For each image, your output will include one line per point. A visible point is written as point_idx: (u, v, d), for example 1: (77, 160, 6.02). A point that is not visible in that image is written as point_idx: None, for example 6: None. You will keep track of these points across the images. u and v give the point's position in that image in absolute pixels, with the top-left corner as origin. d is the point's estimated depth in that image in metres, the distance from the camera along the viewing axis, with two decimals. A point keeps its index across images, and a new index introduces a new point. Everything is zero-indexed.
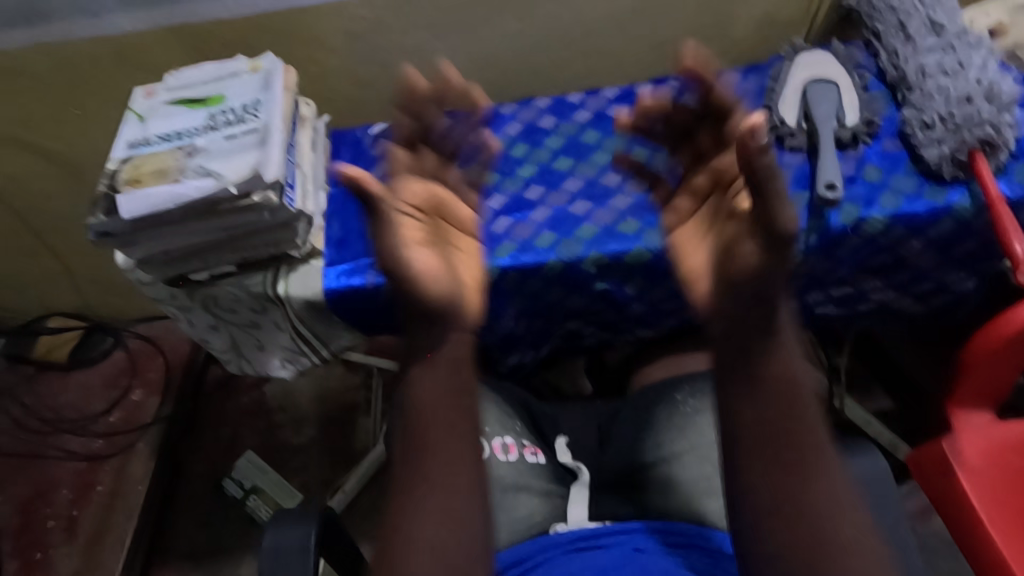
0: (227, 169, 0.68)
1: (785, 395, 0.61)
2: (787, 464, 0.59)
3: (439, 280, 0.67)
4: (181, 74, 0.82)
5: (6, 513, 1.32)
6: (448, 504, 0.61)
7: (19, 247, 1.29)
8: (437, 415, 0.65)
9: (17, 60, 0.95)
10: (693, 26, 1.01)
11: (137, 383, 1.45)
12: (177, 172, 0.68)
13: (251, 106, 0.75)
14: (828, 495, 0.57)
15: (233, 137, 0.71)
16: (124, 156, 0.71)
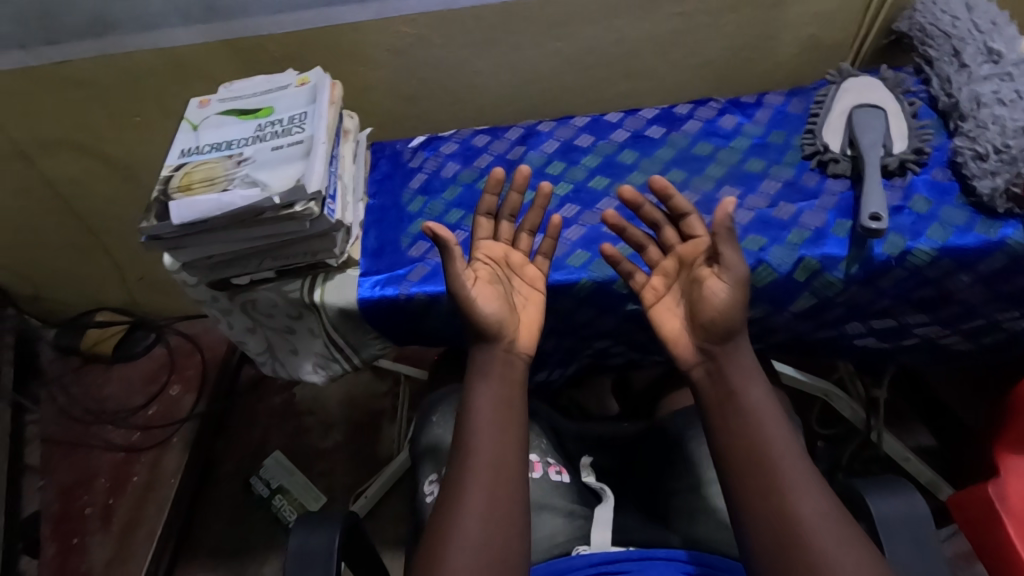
0: (272, 179, 0.70)
1: (756, 446, 0.60)
2: (775, 522, 0.56)
3: (499, 318, 0.69)
4: (234, 87, 0.85)
5: (48, 498, 1.38)
6: (506, 511, 0.59)
7: (72, 245, 1.36)
8: (499, 419, 0.64)
9: (82, 70, 1.01)
10: (734, 49, 1.00)
11: (175, 379, 1.50)
12: (225, 181, 0.71)
13: (298, 118, 0.77)
14: (832, 549, 0.53)
15: (279, 148, 0.74)
16: (177, 163, 0.75)
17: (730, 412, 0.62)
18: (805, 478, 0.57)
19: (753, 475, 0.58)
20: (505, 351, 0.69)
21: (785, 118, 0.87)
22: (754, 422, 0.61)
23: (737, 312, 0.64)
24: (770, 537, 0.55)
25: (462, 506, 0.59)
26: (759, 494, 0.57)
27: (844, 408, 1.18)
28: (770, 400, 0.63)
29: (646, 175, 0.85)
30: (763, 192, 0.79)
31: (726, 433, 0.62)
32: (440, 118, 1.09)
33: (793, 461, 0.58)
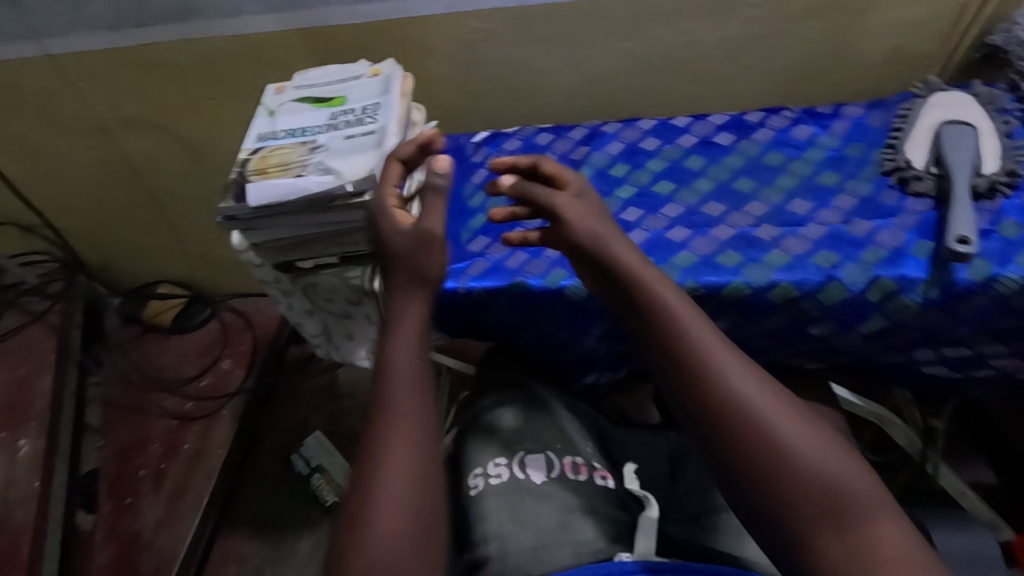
0: (345, 168, 0.72)
1: (696, 365, 0.57)
2: (741, 434, 0.54)
3: (411, 260, 0.65)
4: (309, 74, 0.87)
5: (105, 457, 1.44)
6: (424, 476, 0.56)
7: (141, 218, 1.42)
8: (416, 370, 0.61)
9: (165, 53, 1.05)
10: (811, 57, 0.97)
11: (226, 353, 1.56)
12: (299, 166, 0.73)
13: (370, 108, 0.79)
14: (795, 439, 0.53)
15: (351, 137, 0.75)
16: (254, 147, 0.77)
17: (661, 318, 0.60)
18: (747, 372, 0.57)
19: (706, 394, 0.56)
20: (417, 293, 0.65)
21: (863, 132, 0.84)
22: (688, 341, 0.58)
23: (614, 239, 0.65)
24: (741, 449, 0.54)
25: (380, 468, 0.55)
26: (716, 414, 0.55)
27: (898, 436, 1.11)
28: (694, 310, 0.61)
29: (714, 183, 0.82)
30: (836, 207, 0.76)
31: (669, 362, 0.59)
32: (502, 115, 1.09)
33: (730, 357, 0.57)
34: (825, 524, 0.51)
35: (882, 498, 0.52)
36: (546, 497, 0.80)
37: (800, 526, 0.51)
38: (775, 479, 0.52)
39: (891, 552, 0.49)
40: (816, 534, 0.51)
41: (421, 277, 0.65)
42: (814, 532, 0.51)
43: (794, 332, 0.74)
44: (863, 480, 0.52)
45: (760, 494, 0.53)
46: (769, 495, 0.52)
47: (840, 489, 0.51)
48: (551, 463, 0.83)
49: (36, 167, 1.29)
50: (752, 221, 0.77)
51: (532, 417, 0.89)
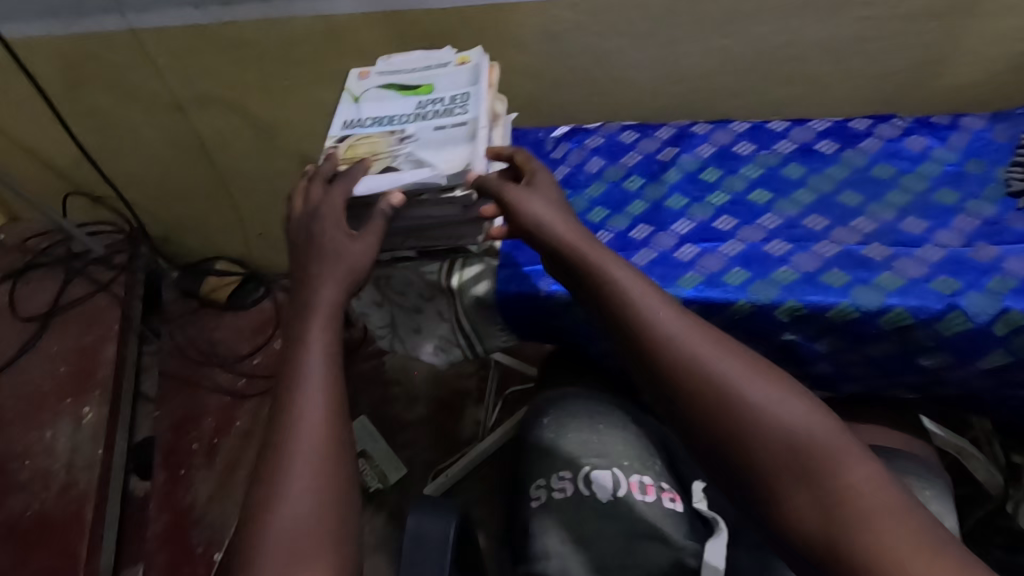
0: (437, 160, 0.70)
1: (639, 332, 0.56)
2: (694, 400, 0.52)
3: (333, 245, 0.62)
4: (394, 59, 0.84)
5: (160, 428, 1.47)
6: (333, 455, 0.51)
7: (205, 195, 1.43)
8: (322, 344, 0.56)
9: (246, 32, 1.05)
10: (923, 62, 0.90)
11: (279, 334, 1.57)
12: (389, 157, 0.71)
13: (460, 98, 0.76)
14: (749, 393, 0.51)
15: (442, 128, 0.73)
16: (341, 135, 0.75)
17: (603, 288, 0.59)
18: (693, 334, 0.54)
19: (654, 363, 0.54)
20: (335, 274, 0.61)
21: (986, 146, 0.77)
22: (632, 309, 0.57)
23: (556, 215, 0.64)
24: (695, 414, 0.52)
25: (294, 437, 0.51)
26: (668, 383, 0.53)
27: (977, 470, 1.03)
28: (639, 276, 0.59)
29: (816, 195, 0.77)
30: (956, 229, 0.70)
31: (619, 333, 0.58)
32: (580, 108, 1.05)
33: (673, 320, 0.55)
34: (792, 479, 0.48)
35: (849, 441, 0.49)
36: (612, 517, 0.77)
37: (768, 485, 0.49)
38: (735, 441, 0.50)
39: (868, 502, 0.46)
40: (785, 490, 0.48)
41: (342, 261, 0.62)
42: (783, 488, 0.48)
43: (899, 360, 0.70)
44: (825, 424, 0.49)
45: (725, 458, 0.50)
46: (734, 456, 0.50)
47: (800, 440, 0.48)
48: (618, 481, 0.79)
49: (110, 139, 1.31)
50: (860, 238, 0.71)
51: (599, 429, 0.85)
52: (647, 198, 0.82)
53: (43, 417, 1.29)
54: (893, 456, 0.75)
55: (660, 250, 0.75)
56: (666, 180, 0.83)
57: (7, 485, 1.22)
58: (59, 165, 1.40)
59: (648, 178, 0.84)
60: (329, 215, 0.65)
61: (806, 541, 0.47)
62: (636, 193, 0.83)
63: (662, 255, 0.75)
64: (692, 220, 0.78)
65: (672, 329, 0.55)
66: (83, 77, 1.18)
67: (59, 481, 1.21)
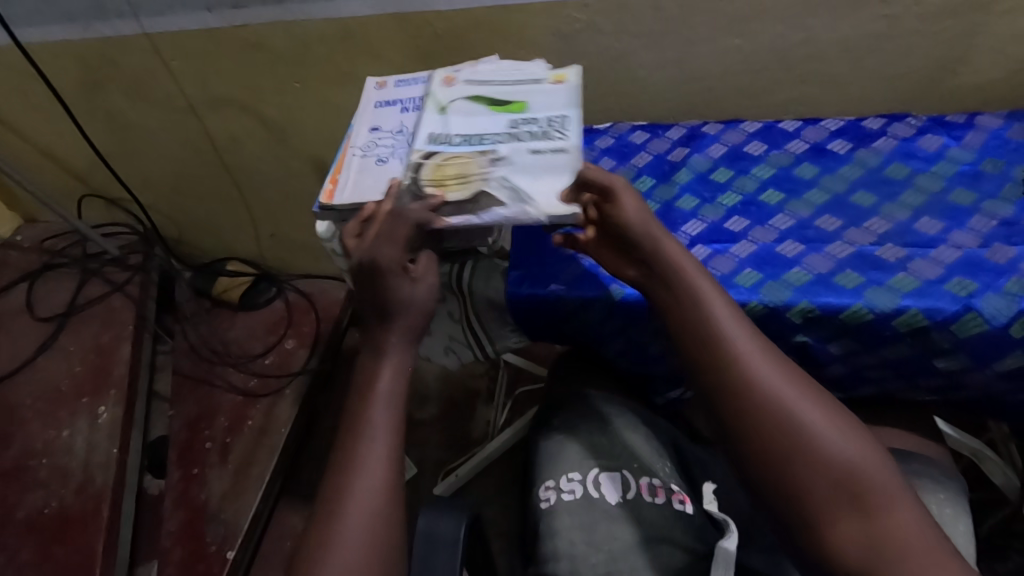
0: (534, 190, 0.69)
1: (715, 343, 0.58)
2: (758, 415, 0.54)
3: (403, 302, 0.63)
4: (481, 70, 0.83)
5: (174, 427, 1.48)
6: (387, 510, 0.54)
7: (219, 196, 1.45)
8: (389, 400, 0.59)
9: (259, 36, 1.06)
10: (941, 60, 0.89)
11: (291, 333, 1.58)
12: (481, 180, 0.69)
13: (558, 121, 0.75)
14: (809, 418, 0.53)
15: (539, 152, 0.71)
16: (427, 150, 0.73)
17: (682, 302, 0.62)
18: (766, 354, 0.57)
19: (719, 374, 0.57)
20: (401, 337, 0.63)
21: (1002, 146, 0.76)
22: (703, 320, 0.60)
23: (650, 222, 0.66)
24: (756, 430, 0.54)
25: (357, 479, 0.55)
26: (730, 397, 0.56)
27: (993, 472, 1.00)
28: (721, 297, 0.62)
29: (829, 195, 0.76)
30: (971, 229, 0.69)
31: (692, 342, 0.60)
32: (591, 108, 1.05)
33: (749, 339, 0.58)
34: (844, 508, 0.50)
35: (900, 485, 0.51)
36: (621, 521, 0.77)
37: (816, 510, 0.50)
38: (794, 461, 0.52)
39: (911, 541, 0.48)
40: (833, 518, 0.50)
41: (409, 317, 0.63)
42: (832, 514, 0.50)
43: (915, 362, 0.69)
44: (881, 463, 0.52)
45: (776, 476, 0.52)
46: (790, 476, 0.52)
47: (858, 473, 0.51)
48: (627, 483, 0.79)
49: (125, 141, 1.32)
50: (874, 239, 0.71)
51: (609, 431, 0.85)
52: (658, 199, 0.82)
53: (61, 416, 1.31)
54: (910, 461, 0.73)
55: None
56: (677, 180, 0.83)
57: (26, 482, 1.24)
58: (76, 167, 1.42)
59: (659, 179, 0.84)
60: (389, 265, 0.63)
61: (843, 566, 0.49)
62: (647, 194, 0.83)
63: None
64: (703, 221, 0.78)
65: (747, 347, 0.58)
66: (100, 80, 1.19)
67: (76, 479, 1.23)
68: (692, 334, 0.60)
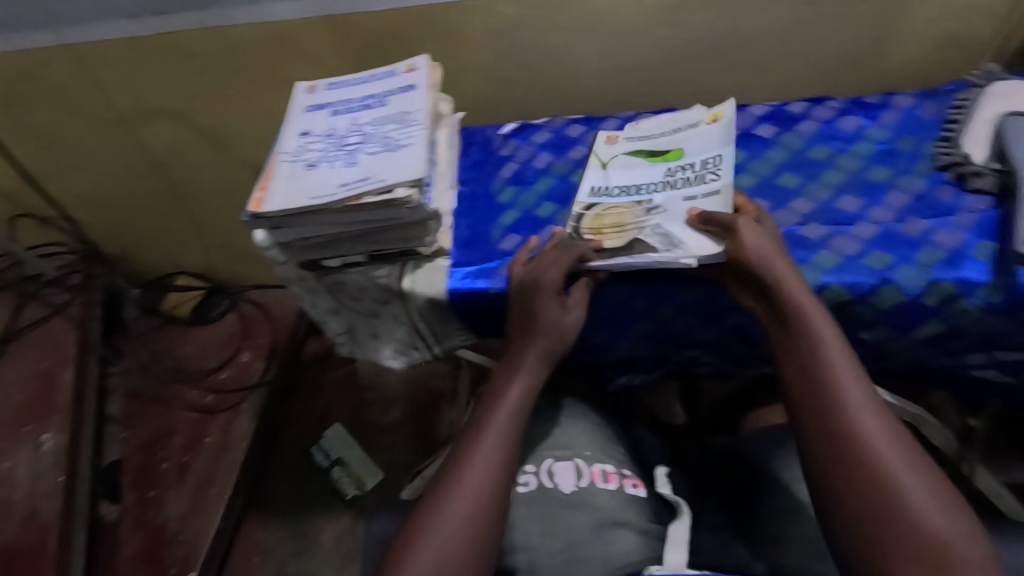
0: (686, 236, 0.70)
1: (824, 378, 0.58)
2: (854, 461, 0.54)
3: (550, 325, 0.69)
4: (641, 124, 0.86)
5: (128, 449, 1.44)
6: (487, 513, 0.59)
7: (161, 210, 1.40)
8: (511, 416, 0.65)
9: (187, 43, 1.03)
10: (860, 44, 0.92)
11: (246, 346, 1.55)
12: (636, 228, 0.73)
13: (711, 162, 0.76)
14: (910, 488, 0.51)
15: (691, 200, 0.74)
16: (588, 202, 0.79)
17: (794, 334, 0.61)
18: (871, 399, 0.57)
19: (830, 422, 0.56)
20: (535, 370, 0.68)
21: (916, 123, 0.79)
22: (823, 368, 0.58)
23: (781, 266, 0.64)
24: (850, 474, 0.53)
25: (471, 472, 0.61)
26: (830, 445, 0.55)
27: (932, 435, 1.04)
28: (838, 335, 0.61)
29: (756, 179, 0.79)
30: (888, 205, 0.72)
31: (798, 376, 0.59)
32: (532, 103, 1.05)
33: (860, 383, 0.57)
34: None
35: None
36: (576, 508, 0.77)
37: (889, 570, 0.49)
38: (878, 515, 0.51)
39: None
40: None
41: (549, 335, 0.69)
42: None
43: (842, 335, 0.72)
44: (972, 545, 0.49)
45: (855, 525, 0.52)
46: (868, 530, 0.51)
47: (940, 544, 0.49)
48: (579, 471, 0.80)
49: (55, 158, 1.27)
50: (798, 220, 0.73)
51: (561, 421, 0.87)
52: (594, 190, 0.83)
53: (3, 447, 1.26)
54: None
55: None
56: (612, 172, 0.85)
57: None
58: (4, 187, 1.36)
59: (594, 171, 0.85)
60: (548, 287, 0.69)
61: None
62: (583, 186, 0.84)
63: None
64: None
65: (853, 388, 0.57)
66: (21, 95, 1.14)
67: (22, 510, 1.19)
68: (797, 368, 0.60)
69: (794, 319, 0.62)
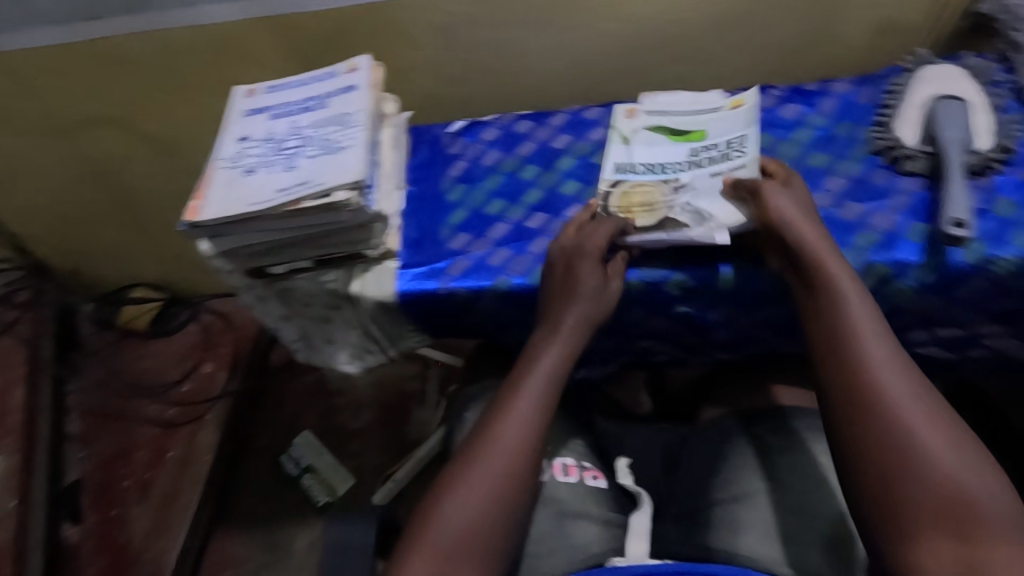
0: (716, 211, 0.71)
1: (846, 337, 0.59)
2: (876, 416, 0.55)
3: (587, 293, 0.68)
4: (658, 97, 0.85)
5: (88, 469, 1.40)
6: (506, 486, 0.59)
7: (109, 221, 1.36)
8: (539, 391, 0.65)
9: (122, 48, 1.00)
10: (801, 32, 0.94)
11: (208, 356, 1.51)
12: (665, 207, 0.73)
13: (736, 142, 0.77)
14: (931, 443, 0.52)
15: (718, 175, 0.75)
16: (615, 179, 0.79)
17: (820, 295, 0.62)
18: (895, 357, 0.58)
19: (853, 381, 0.57)
20: (572, 338, 0.68)
21: (852, 109, 0.81)
22: (848, 329, 0.60)
23: (810, 231, 0.64)
24: (870, 430, 0.55)
25: (492, 443, 0.61)
26: (852, 403, 0.56)
27: None
28: (863, 296, 0.61)
29: None
30: (827, 190, 0.74)
31: (823, 337, 0.61)
32: (482, 100, 1.04)
33: (885, 342, 0.58)
34: (937, 528, 0.49)
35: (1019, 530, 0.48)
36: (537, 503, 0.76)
37: (905, 522, 0.51)
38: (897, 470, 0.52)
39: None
40: (922, 534, 0.49)
41: (588, 303, 0.68)
42: (923, 530, 0.50)
43: (787, 319, 0.74)
44: (998, 500, 0.50)
45: (875, 479, 0.53)
46: (886, 483, 0.52)
47: (960, 497, 0.50)
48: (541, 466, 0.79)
49: None
50: None
51: None
52: (542, 186, 0.83)
53: None
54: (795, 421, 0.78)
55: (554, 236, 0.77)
56: (560, 166, 0.85)
57: None
58: None
59: (542, 166, 0.85)
60: (592, 251, 0.69)
61: None
62: (532, 181, 0.84)
63: None
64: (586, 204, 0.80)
65: (874, 347, 0.58)
66: None
67: None
68: (821, 328, 0.61)
69: (817, 281, 0.63)
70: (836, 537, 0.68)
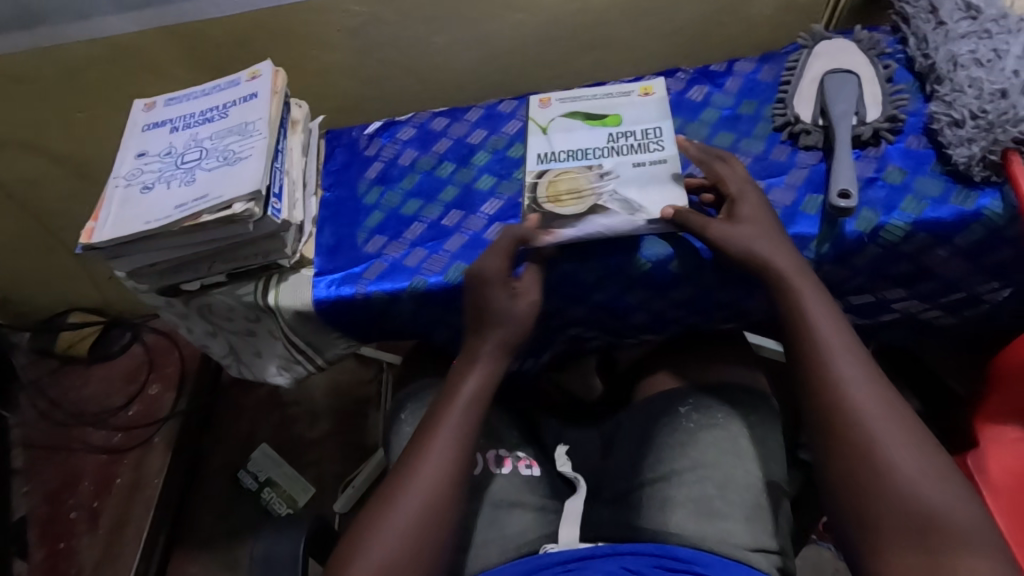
0: (645, 199, 0.71)
1: (811, 348, 0.60)
2: (843, 429, 0.56)
3: (502, 309, 0.67)
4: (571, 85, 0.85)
5: (33, 503, 1.36)
6: (432, 507, 0.59)
7: (32, 246, 1.31)
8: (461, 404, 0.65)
9: (16, 67, 0.96)
10: (709, 13, 0.95)
11: (154, 377, 1.48)
12: (594, 195, 0.72)
13: (653, 132, 0.78)
14: (894, 453, 0.54)
15: (641, 165, 0.74)
16: (539, 170, 0.77)
17: (786, 304, 0.63)
18: (861, 363, 0.59)
19: (822, 400, 0.58)
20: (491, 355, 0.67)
21: (755, 88, 0.82)
22: (814, 339, 0.60)
23: (768, 243, 0.65)
24: (838, 443, 0.56)
25: (423, 469, 0.61)
26: (821, 413, 0.58)
27: None
28: (827, 304, 0.62)
29: None
30: None
31: (793, 348, 0.62)
32: (401, 97, 1.03)
33: (851, 350, 0.59)
34: (902, 538, 0.51)
35: (978, 533, 0.50)
36: (471, 497, 0.76)
37: (873, 533, 0.53)
38: (862, 482, 0.54)
39: None
40: (886, 544, 0.52)
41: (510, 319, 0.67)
42: (887, 540, 0.52)
43: (701, 298, 0.76)
44: (957, 505, 0.51)
45: (844, 490, 0.55)
46: (855, 494, 0.54)
47: (921, 505, 0.51)
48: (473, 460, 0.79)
49: None
50: None
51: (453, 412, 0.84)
52: (459, 183, 0.83)
53: None
54: (720, 393, 0.79)
55: (470, 233, 0.77)
56: (476, 162, 0.84)
57: None
58: None
59: (459, 163, 0.85)
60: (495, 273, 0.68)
61: None
62: (448, 179, 0.83)
63: (471, 238, 0.76)
64: (501, 198, 0.80)
65: (836, 353, 0.59)
66: None
67: None
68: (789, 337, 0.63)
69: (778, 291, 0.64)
70: (757, 504, 0.71)
